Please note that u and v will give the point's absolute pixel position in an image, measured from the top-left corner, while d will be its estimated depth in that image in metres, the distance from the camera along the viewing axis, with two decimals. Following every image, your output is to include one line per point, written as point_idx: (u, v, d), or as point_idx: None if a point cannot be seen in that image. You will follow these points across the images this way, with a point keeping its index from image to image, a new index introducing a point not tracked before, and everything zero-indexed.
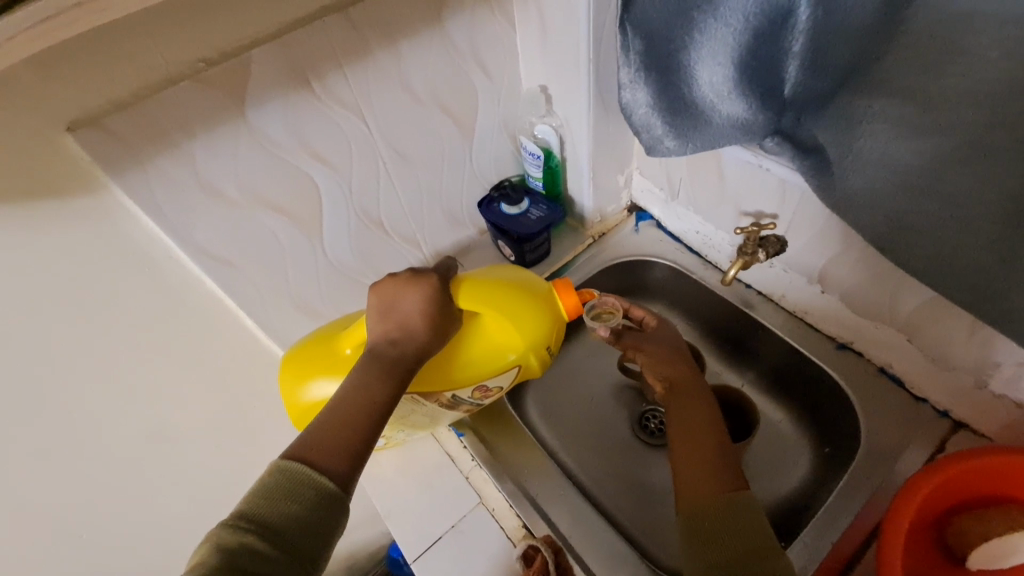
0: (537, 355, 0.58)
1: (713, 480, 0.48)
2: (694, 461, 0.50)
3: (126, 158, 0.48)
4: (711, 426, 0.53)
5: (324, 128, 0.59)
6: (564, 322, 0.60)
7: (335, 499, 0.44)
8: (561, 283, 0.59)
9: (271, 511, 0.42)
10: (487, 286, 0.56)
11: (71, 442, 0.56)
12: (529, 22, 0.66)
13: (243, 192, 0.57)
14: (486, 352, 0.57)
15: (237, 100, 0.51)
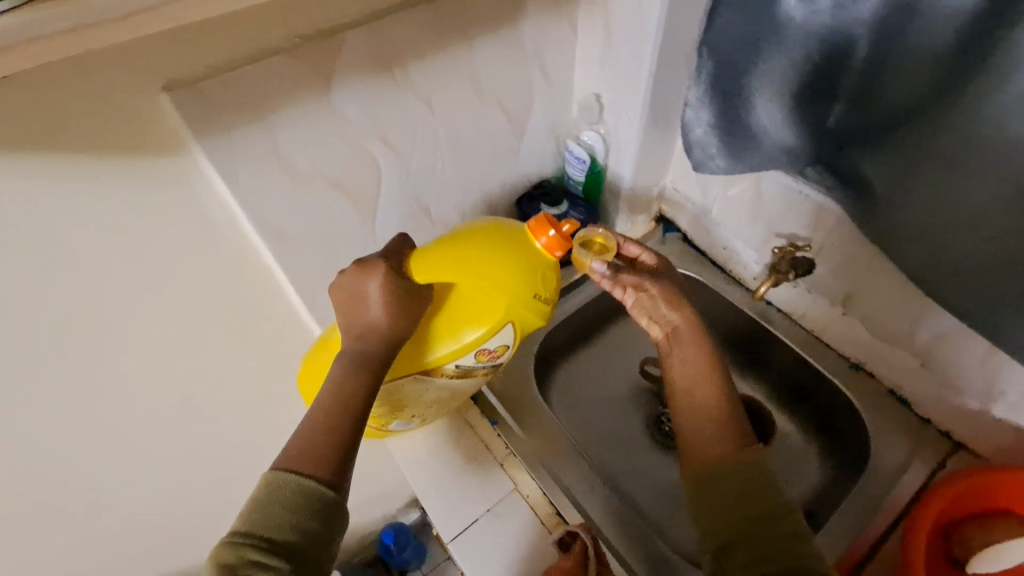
0: (530, 304, 0.56)
1: (720, 444, 0.50)
2: (697, 426, 0.51)
3: (215, 123, 0.49)
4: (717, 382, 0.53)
5: (395, 114, 0.60)
6: (552, 266, 0.56)
7: (322, 502, 0.47)
8: (537, 220, 0.56)
9: (262, 521, 0.45)
10: (447, 255, 0.54)
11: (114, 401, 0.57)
12: (592, 31, 0.69)
13: (312, 168, 0.58)
14: (475, 314, 0.55)
15: (324, 78, 0.53)
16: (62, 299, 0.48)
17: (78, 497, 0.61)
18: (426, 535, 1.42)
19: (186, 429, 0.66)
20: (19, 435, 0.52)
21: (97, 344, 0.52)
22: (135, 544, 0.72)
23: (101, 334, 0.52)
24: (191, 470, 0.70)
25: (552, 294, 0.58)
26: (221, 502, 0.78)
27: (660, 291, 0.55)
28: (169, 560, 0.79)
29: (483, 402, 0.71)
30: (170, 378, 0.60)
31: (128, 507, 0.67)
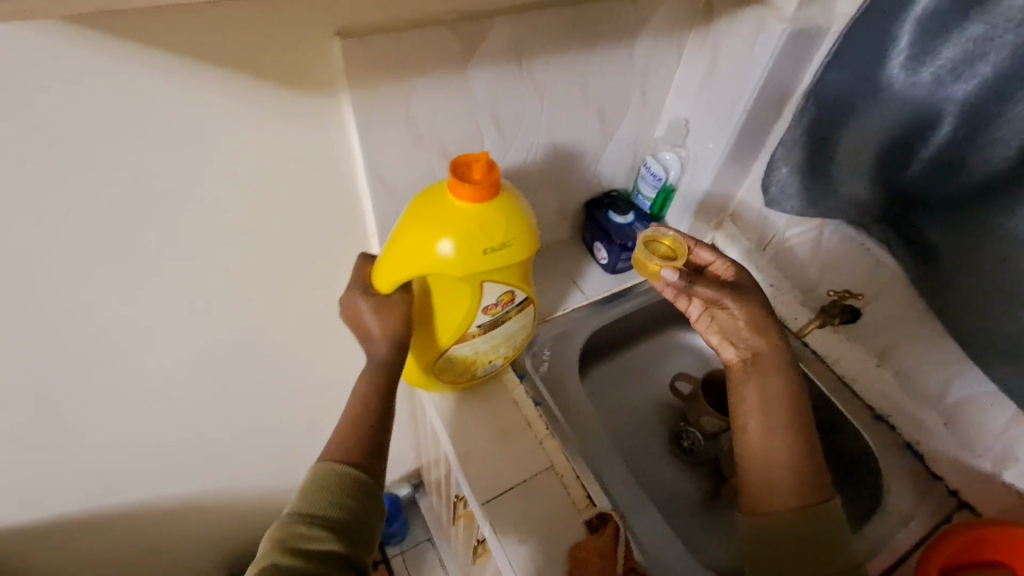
0: (493, 260, 0.55)
1: (791, 479, 0.58)
2: (767, 462, 0.59)
3: (368, 74, 0.53)
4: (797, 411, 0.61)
5: (512, 100, 0.65)
6: (488, 210, 0.52)
7: (361, 481, 0.53)
8: (449, 181, 0.52)
9: (313, 501, 0.50)
10: (392, 261, 0.56)
11: (209, 294, 0.63)
12: (696, 61, 0.75)
13: (430, 133, 0.62)
14: (450, 287, 0.57)
15: (466, 54, 0.57)
16: (202, 194, 0.54)
17: (154, 373, 0.67)
18: (411, 512, 1.44)
19: (255, 338, 0.71)
20: (122, 302, 0.58)
21: (214, 241, 0.59)
22: (181, 437, 0.77)
23: (221, 234, 0.58)
24: (243, 379, 0.76)
25: (508, 234, 0.54)
26: (260, 416, 0.83)
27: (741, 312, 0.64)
28: (202, 463, 0.84)
29: (528, 380, 0.75)
30: (259, 287, 0.66)
31: (186, 397, 0.72)
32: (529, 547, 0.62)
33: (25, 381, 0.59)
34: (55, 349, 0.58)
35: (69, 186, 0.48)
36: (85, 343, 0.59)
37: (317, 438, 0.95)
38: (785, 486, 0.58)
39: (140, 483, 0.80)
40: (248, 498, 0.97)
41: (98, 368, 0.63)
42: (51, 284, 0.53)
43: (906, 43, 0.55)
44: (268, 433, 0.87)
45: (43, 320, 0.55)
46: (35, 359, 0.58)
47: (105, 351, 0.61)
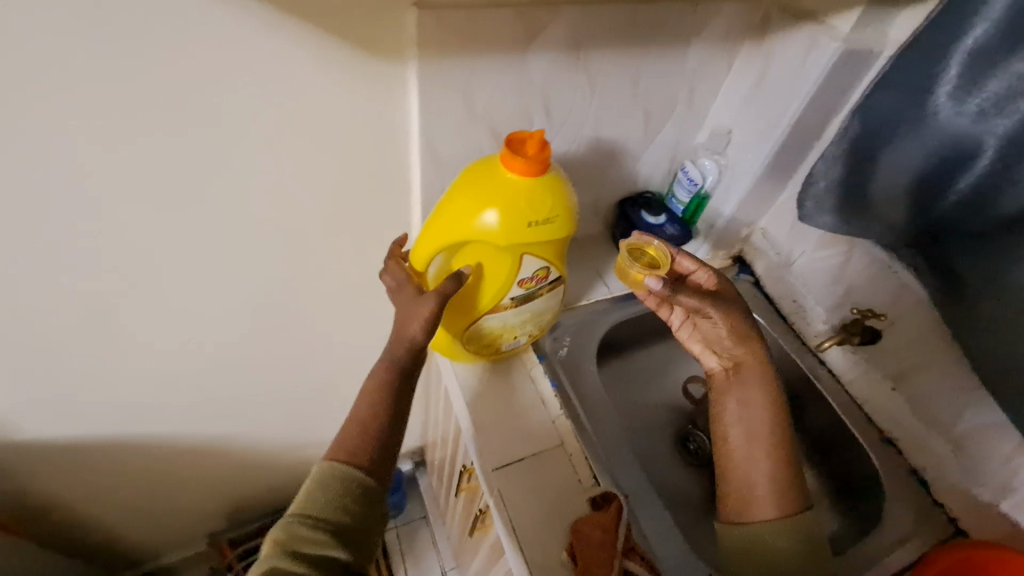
0: (534, 233, 0.57)
1: (773, 490, 0.58)
2: (752, 469, 0.60)
3: (437, 46, 0.56)
4: (778, 420, 0.62)
5: (565, 89, 0.68)
6: (536, 185, 0.55)
7: (368, 486, 0.54)
8: (502, 154, 0.55)
9: (319, 502, 0.51)
10: (437, 228, 0.59)
11: (260, 241, 0.67)
12: (746, 73, 0.77)
13: (484, 111, 0.65)
14: (490, 258, 0.60)
15: (529, 39, 0.60)
16: (267, 144, 0.58)
17: (198, 311, 0.71)
18: (410, 488, 1.47)
19: (293, 290, 0.75)
20: (181, 234, 0.62)
21: (270, 191, 0.63)
22: (213, 379, 0.82)
23: (277, 182, 0.62)
24: (275, 327, 0.79)
25: (551, 210, 0.57)
26: (286, 368, 0.87)
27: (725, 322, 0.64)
28: (227, 408, 0.88)
29: (547, 362, 0.77)
30: (304, 239, 0.70)
31: (223, 339, 0.77)
32: (533, 517, 0.64)
33: (83, 306, 0.64)
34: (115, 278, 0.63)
35: (154, 125, 0.52)
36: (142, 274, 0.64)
37: (334, 398, 0.99)
38: (768, 496, 0.58)
39: (168, 420, 0.84)
40: (263, 449, 1.02)
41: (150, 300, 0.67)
42: (123, 215, 0.57)
43: (956, 72, 0.56)
44: (291, 387, 0.91)
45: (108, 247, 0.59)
46: (96, 286, 0.62)
47: (158, 284, 0.66)
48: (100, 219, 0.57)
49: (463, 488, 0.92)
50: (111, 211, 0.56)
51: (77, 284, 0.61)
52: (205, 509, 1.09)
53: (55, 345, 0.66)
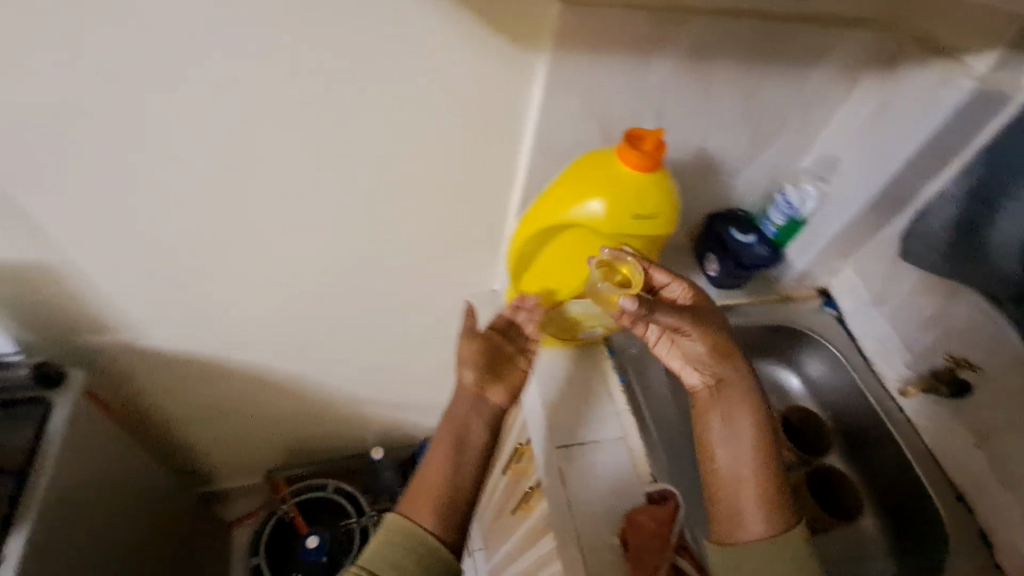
0: (638, 227, 0.61)
1: (760, 504, 0.58)
2: (735, 482, 0.60)
3: (568, 38, 0.60)
4: (759, 433, 0.61)
5: (679, 96, 0.70)
6: (647, 181, 0.58)
7: (436, 559, 0.56)
8: (620, 147, 0.58)
9: (391, 559, 0.55)
10: (547, 209, 0.63)
11: (374, 203, 0.73)
12: (865, 102, 0.76)
13: (598, 107, 0.68)
14: (591, 245, 0.64)
15: (654, 42, 0.63)
16: (398, 110, 0.63)
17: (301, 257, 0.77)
18: None
19: (390, 252, 0.81)
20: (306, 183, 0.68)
21: (390, 154, 0.68)
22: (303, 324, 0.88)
23: (397, 148, 0.67)
24: (364, 284, 0.85)
25: (656, 207, 0.60)
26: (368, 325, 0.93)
27: (705, 339, 0.63)
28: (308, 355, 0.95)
29: (617, 358, 0.78)
30: (408, 205, 0.75)
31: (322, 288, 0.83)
32: (590, 500, 0.66)
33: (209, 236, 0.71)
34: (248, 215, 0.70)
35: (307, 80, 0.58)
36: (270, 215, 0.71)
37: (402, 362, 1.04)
38: (756, 511, 0.58)
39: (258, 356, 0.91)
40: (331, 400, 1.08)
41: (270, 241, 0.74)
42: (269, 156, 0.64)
43: None
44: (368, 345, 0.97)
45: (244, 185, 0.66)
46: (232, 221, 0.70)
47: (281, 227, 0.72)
48: (251, 160, 0.64)
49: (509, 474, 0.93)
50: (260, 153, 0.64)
51: (217, 215, 0.69)
52: (268, 446, 1.17)
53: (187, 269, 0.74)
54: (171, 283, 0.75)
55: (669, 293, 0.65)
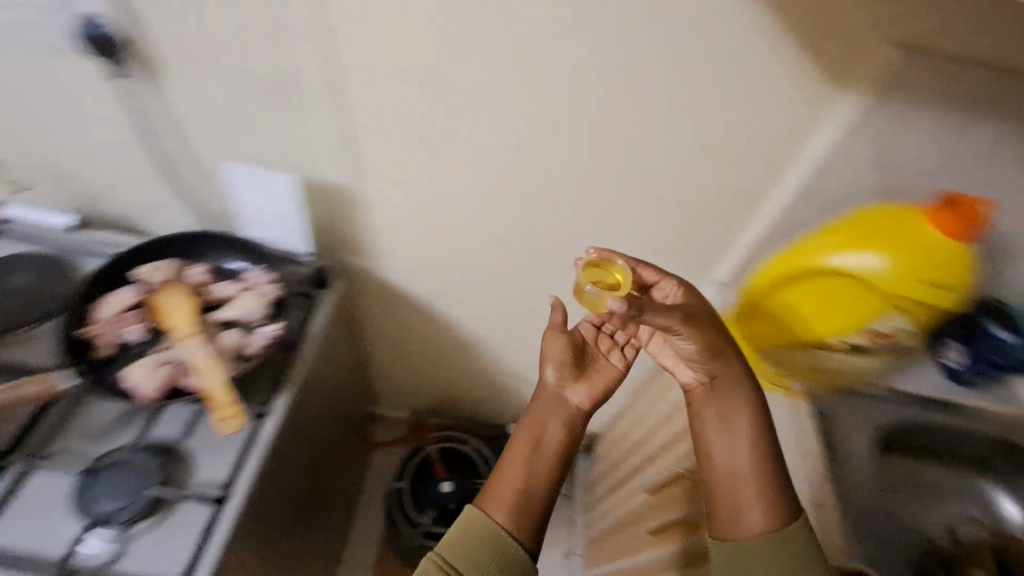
0: (933, 293, 0.62)
1: (758, 497, 0.56)
2: (740, 492, 0.56)
3: (888, 81, 0.58)
4: (761, 433, 0.59)
5: (989, 168, 0.62)
6: (954, 250, 0.61)
7: (514, 559, 0.55)
8: (934, 210, 0.61)
9: (464, 559, 0.53)
10: (835, 248, 0.64)
11: (614, 199, 0.75)
12: None
13: (887, 159, 0.64)
14: (869, 299, 0.65)
15: (983, 103, 0.58)
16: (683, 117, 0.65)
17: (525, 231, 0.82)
18: None
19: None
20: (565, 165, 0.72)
21: (653, 157, 0.70)
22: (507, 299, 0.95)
23: (663, 152, 0.69)
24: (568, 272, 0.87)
25: (957, 279, 0.62)
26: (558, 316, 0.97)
27: (694, 338, 0.60)
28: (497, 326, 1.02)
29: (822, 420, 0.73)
30: (645, 210, 0.76)
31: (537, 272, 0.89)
32: None
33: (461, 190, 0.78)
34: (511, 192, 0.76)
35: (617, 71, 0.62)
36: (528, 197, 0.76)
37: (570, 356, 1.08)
38: (753, 508, 0.55)
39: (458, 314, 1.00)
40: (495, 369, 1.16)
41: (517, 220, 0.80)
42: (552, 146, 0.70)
43: None
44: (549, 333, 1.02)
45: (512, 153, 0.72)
46: (494, 194, 0.77)
47: (531, 210, 0.78)
48: (530, 134, 0.69)
49: (631, 485, 0.93)
50: (546, 140, 0.69)
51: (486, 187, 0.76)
52: (424, 391, 1.28)
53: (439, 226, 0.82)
54: (423, 235, 0.84)
55: (663, 291, 0.65)
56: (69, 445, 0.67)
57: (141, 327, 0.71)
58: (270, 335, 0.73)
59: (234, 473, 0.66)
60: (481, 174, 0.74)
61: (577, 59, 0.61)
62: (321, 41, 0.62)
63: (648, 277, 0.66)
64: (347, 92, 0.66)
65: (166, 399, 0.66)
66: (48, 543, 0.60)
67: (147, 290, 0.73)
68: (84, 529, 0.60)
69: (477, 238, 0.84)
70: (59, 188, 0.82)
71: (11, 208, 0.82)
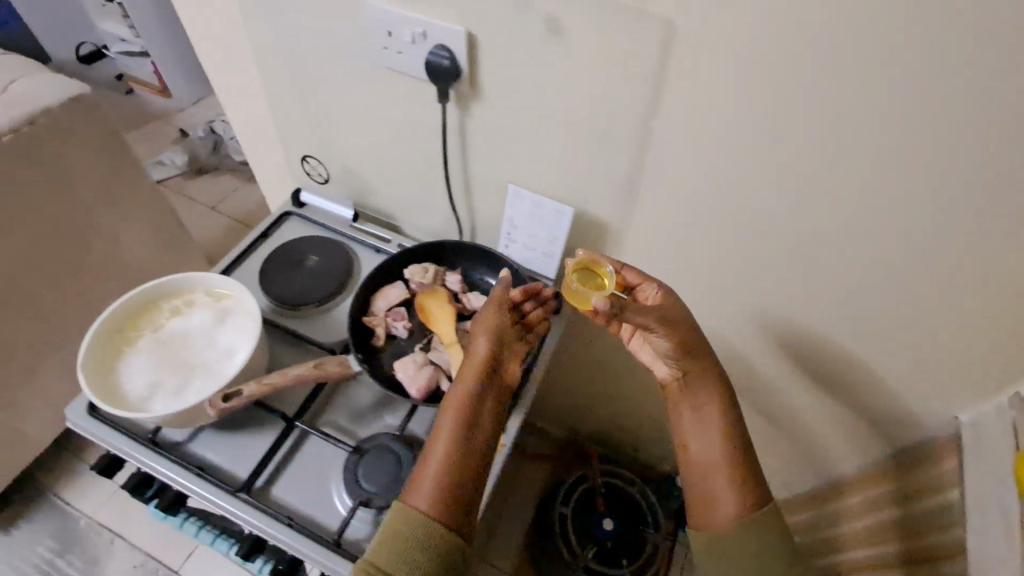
0: None
1: (729, 494, 0.67)
2: (710, 484, 0.69)
3: None
4: (724, 431, 0.70)
5: None
6: None
7: (455, 544, 0.57)
8: None
9: (397, 557, 0.54)
10: None
11: (918, 269, 0.63)
12: None
13: None
14: None
15: None
16: None
17: (785, 288, 0.73)
18: None
19: (873, 335, 0.72)
20: (868, 228, 0.61)
21: (992, 229, 0.56)
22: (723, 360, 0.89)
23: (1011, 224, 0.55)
24: (820, 339, 0.77)
25: None
26: (777, 391, 0.89)
27: (665, 335, 0.67)
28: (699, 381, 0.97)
29: None
30: (954, 287, 0.63)
31: (770, 345, 0.82)
32: None
33: (722, 240, 0.71)
34: (782, 264, 0.70)
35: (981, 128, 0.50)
36: (800, 273, 0.70)
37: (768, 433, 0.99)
38: (726, 498, 0.67)
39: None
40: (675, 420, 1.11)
41: (774, 290, 0.74)
42: (857, 230, 0.62)
43: None
44: (755, 403, 0.94)
45: (801, 208, 0.63)
46: (765, 246, 0.69)
47: (797, 285, 0.72)
48: (833, 189, 0.60)
49: None
50: (845, 206, 0.60)
51: (752, 254, 0.70)
52: (591, 420, 1.27)
53: (680, 279, 0.79)
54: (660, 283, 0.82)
55: (644, 294, 0.68)
56: (336, 420, 0.75)
57: (407, 325, 0.77)
58: None
59: None
60: (755, 241, 0.69)
61: (938, 142, 0.52)
62: (612, 84, 0.59)
63: (634, 280, 0.69)
64: (643, 145, 0.64)
65: (427, 400, 0.71)
66: (320, 508, 0.68)
67: (413, 288, 0.80)
68: (352, 506, 0.67)
69: (723, 285, 0.77)
70: (347, 181, 0.94)
71: (306, 193, 0.95)
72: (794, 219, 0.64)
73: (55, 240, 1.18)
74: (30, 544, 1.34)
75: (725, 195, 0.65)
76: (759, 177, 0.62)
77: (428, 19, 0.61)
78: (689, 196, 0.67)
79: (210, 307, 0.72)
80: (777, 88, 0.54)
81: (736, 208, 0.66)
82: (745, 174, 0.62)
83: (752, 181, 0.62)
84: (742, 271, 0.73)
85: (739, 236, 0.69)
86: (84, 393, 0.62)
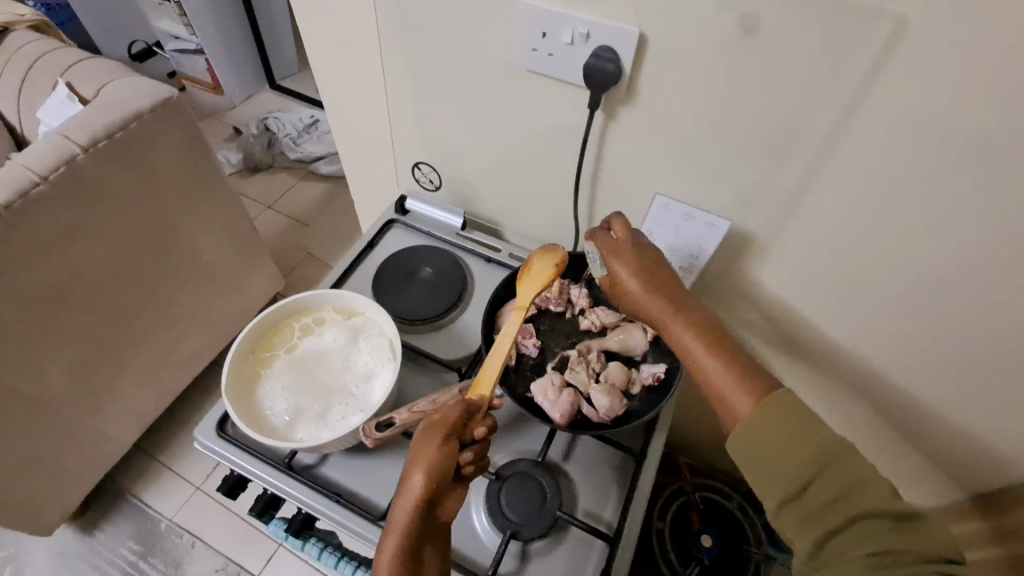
0: None
1: (735, 389, 0.51)
2: (728, 394, 0.51)
3: None
4: (692, 334, 0.55)
5: None
6: None
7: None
8: None
9: None
10: None
11: None
12: None
13: None
14: None
15: None
16: None
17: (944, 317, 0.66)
18: None
19: None
20: None
21: None
22: (851, 387, 0.82)
23: None
24: (974, 372, 0.69)
25: None
26: (912, 426, 0.81)
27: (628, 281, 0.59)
28: (818, 408, 0.90)
29: None
30: None
31: (918, 377, 0.74)
32: None
33: (880, 262, 0.64)
34: (947, 294, 0.63)
35: None
36: (971, 306, 0.63)
37: (891, 468, 0.90)
38: (736, 395, 0.50)
39: None
40: None
41: (936, 319, 0.67)
42: None
43: None
44: (879, 436, 0.87)
45: (984, 236, 0.56)
46: (930, 272, 0.62)
47: (961, 318, 0.65)
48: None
49: None
50: None
51: (912, 276, 0.64)
52: (677, 432, 1.21)
53: (820, 297, 0.73)
54: (794, 301, 0.76)
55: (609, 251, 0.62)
56: None
57: (536, 343, 0.74)
58: (657, 373, 0.70)
59: (622, 513, 0.65)
60: (927, 268, 0.62)
61: None
62: (793, 84, 0.54)
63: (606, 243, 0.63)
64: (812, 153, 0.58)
65: (569, 425, 0.67)
66: (464, 539, 0.64)
67: (538, 303, 0.77)
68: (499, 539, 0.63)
69: (869, 308, 0.70)
70: (453, 188, 0.90)
71: (411, 199, 0.91)
72: (978, 246, 0.57)
73: (141, 246, 1.17)
74: (112, 546, 1.35)
75: (904, 217, 0.59)
76: (946, 201, 0.56)
77: (595, 19, 0.57)
78: (858, 214, 0.61)
79: (342, 325, 0.70)
80: (1004, 101, 0.48)
81: (907, 231, 0.60)
82: (933, 198, 0.56)
83: (943, 204, 0.56)
84: (896, 296, 0.67)
85: (903, 261, 0.63)
86: (235, 418, 0.60)
